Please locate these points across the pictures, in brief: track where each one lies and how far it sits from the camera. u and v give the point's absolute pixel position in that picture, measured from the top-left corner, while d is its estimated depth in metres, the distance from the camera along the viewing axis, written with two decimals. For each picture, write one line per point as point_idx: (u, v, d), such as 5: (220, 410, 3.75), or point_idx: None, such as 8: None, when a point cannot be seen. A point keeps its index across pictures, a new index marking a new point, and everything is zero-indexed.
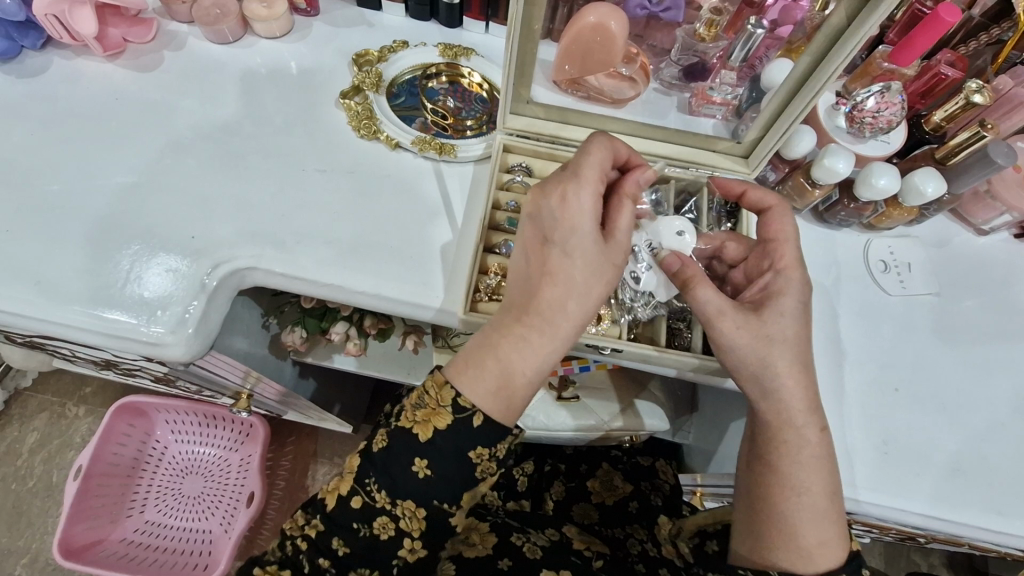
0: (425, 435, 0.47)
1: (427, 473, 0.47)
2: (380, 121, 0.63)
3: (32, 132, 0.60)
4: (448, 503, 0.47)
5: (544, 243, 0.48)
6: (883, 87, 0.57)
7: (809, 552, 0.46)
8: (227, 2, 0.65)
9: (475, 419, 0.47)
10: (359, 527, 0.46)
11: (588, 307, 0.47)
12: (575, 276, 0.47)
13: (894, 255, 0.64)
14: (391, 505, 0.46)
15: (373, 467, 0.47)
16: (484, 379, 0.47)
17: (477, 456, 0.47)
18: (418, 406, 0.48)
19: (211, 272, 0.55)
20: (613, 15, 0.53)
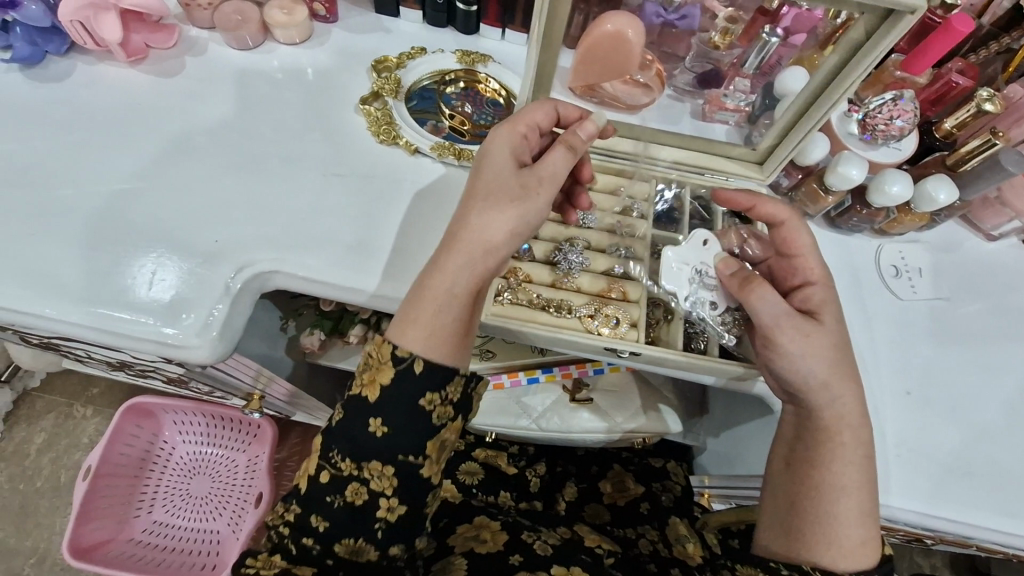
0: (372, 395, 0.47)
1: (384, 431, 0.47)
2: (399, 126, 0.64)
3: (55, 136, 0.61)
4: (413, 456, 0.47)
5: (477, 182, 0.49)
6: (895, 96, 0.58)
7: (847, 550, 0.48)
8: (248, 9, 0.66)
9: (416, 366, 0.46)
10: (332, 499, 0.47)
11: (502, 225, 0.47)
12: (493, 194, 0.48)
13: (905, 261, 0.65)
14: (357, 470, 0.47)
15: (335, 440, 0.48)
16: (419, 323, 0.47)
17: (429, 404, 0.47)
18: (365, 367, 0.48)
19: (235, 276, 0.56)
20: (631, 25, 0.53)
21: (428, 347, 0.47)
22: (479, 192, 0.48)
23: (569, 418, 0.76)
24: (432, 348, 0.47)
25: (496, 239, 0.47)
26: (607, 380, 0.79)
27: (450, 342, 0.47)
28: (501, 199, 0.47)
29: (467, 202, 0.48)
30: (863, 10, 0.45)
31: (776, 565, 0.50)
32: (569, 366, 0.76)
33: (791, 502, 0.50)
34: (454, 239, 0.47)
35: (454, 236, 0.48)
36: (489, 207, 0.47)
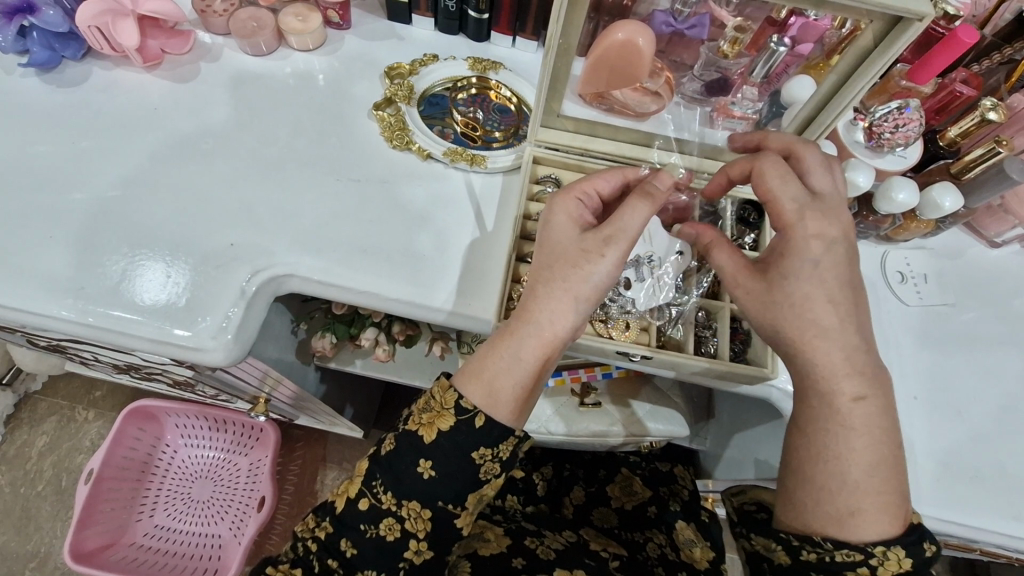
0: (429, 437, 0.48)
1: (431, 473, 0.48)
2: (412, 131, 0.64)
3: (71, 139, 0.61)
4: (452, 504, 0.48)
5: (551, 246, 0.49)
6: (901, 104, 0.59)
7: (837, 517, 0.44)
8: (263, 16, 0.67)
9: (477, 419, 0.47)
10: (365, 528, 0.48)
11: (570, 307, 0.47)
12: (561, 269, 0.47)
13: (910, 266, 0.66)
14: (395, 506, 0.48)
15: (380, 469, 0.49)
16: (485, 378, 0.48)
17: (480, 458, 0.48)
18: (425, 409, 0.49)
19: (251, 279, 0.57)
20: (641, 32, 0.54)
21: (489, 403, 0.47)
22: (553, 262, 0.48)
23: (577, 422, 0.77)
24: (494, 405, 0.47)
25: (564, 309, 0.47)
26: (614, 385, 0.79)
27: (510, 401, 0.48)
28: (574, 269, 0.47)
29: (540, 269, 0.48)
30: (871, 17, 0.46)
31: (786, 535, 0.46)
32: (579, 370, 0.74)
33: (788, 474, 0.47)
34: (525, 308, 0.47)
35: (522, 309, 0.48)
36: (563, 278, 0.47)
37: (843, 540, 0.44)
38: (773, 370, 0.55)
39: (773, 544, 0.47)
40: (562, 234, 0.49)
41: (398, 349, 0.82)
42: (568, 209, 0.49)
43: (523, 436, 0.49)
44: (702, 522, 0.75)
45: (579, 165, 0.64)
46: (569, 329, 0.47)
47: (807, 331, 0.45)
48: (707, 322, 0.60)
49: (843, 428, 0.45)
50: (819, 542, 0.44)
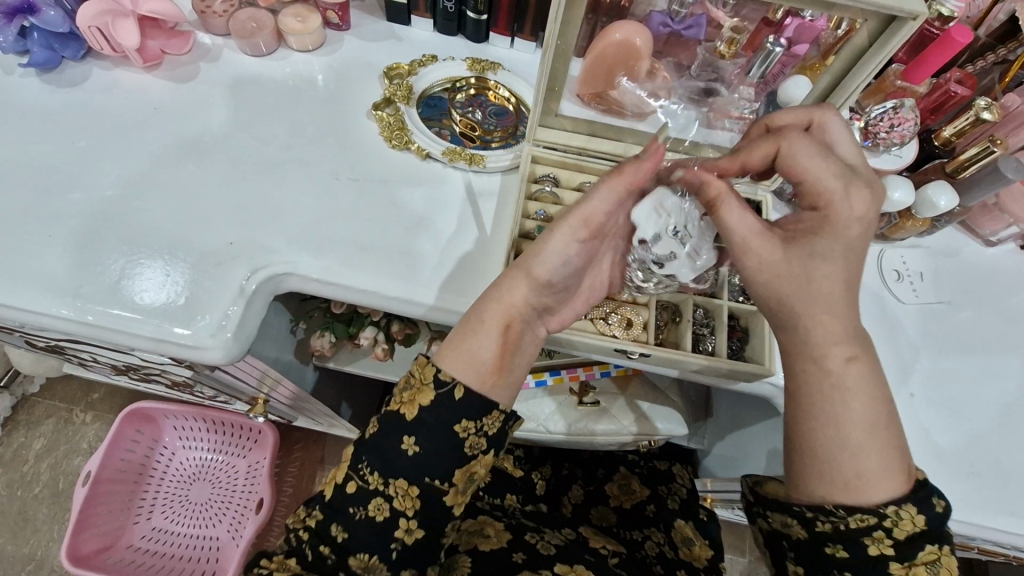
0: (411, 413, 0.48)
1: (415, 449, 0.48)
2: (411, 131, 0.65)
3: (70, 139, 0.62)
4: (440, 481, 0.48)
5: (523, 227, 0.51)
6: (896, 104, 0.59)
7: (849, 482, 0.43)
8: (263, 17, 0.67)
9: (457, 391, 0.47)
10: (355, 511, 0.48)
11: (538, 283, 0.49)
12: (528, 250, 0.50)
13: (907, 265, 0.66)
14: (383, 485, 0.48)
15: (366, 451, 0.49)
16: (463, 349, 0.48)
17: (463, 431, 0.48)
18: (406, 387, 0.49)
19: (250, 277, 0.57)
20: (640, 32, 0.55)
21: (469, 375, 0.48)
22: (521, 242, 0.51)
23: (576, 420, 0.77)
24: (474, 375, 0.48)
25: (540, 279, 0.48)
26: (612, 385, 0.79)
27: (486, 368, 0.48)
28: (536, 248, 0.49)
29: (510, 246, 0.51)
30: (866, 16, 0.46)
31: (800, 509, 0.45)
32: (577, 368, 0.75)
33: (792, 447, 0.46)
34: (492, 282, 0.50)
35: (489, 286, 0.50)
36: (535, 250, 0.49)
37: (856, 504, 0.43)
38: (772, 366, 0.55)
39: (788, 520, 0.46)
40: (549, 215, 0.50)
41: (397, 349, 0.82)
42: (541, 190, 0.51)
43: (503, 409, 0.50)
44: (701, 520, 0.75)
45: (577, 165, 0.64)
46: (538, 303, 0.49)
47: (806, 327, 0.45)
48: (705, 319, 0.61)
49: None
50: (831, 511, 0.44)
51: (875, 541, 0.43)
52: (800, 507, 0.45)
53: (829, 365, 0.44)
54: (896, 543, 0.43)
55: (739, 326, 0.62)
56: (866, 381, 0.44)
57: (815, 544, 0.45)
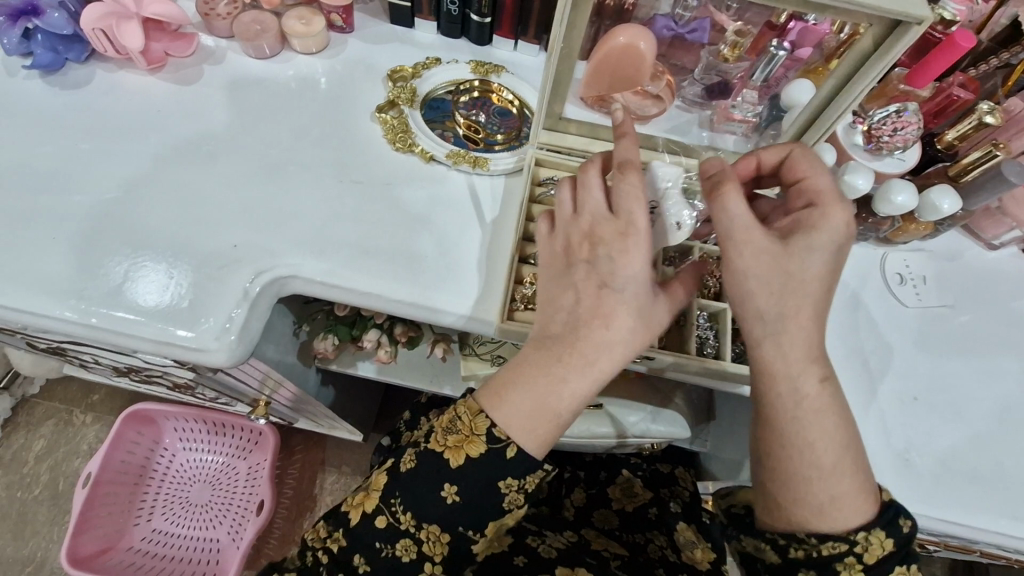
0: (456, 462, 0.48)
1: (454, 498, 0.48)
2: (415, 134, 0.65)
3: (74, 142, 0.62)
4: (471, 530, 0.49)
5: (569, 273, 0.48)
6: (898, 108, 0.60)
7: (821, 510, 0.45)
8: (267, 19, 0.67)
9: (509, 450, 0.47)
10: (382, 546, 0.49)
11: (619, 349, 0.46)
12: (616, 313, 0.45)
13: (909, 269, 0.66)
14: (414, 528, 0.49)
15: (400, 487, 0.49)
16: (518, 409, 0.47)
17: (506, 487, 0.48)
18: (450, 430, 0.49)
19: (254, 279, 0.57)
20: (643, 37, 0.54)
21: (523, 435, 0.47)
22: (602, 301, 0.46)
23: (579, 424, 0.76)
24: (528, 436, 0.47)
25: (616, 340, 0.46)
26: (615, 387, 0.79)
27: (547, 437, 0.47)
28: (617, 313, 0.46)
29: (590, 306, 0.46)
30: (871, 20, 0.46)
31: (772, 535, 0.48)
32: None
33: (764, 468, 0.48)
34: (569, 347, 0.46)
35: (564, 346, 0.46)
36: (599, 307, 0.46)
37: (826, 531, 0.46)
38: None
39: (762, 545, 0.49)
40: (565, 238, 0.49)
41: (400, 351, 0.82)
42: (588, 233, 0.48)
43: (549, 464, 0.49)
44: (703, 523, 0.75)
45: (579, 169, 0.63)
46: (618, 363, 0.46)
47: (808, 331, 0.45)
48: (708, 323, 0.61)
49: (837, 426, 0.46)
50: (804, 539, 0.46)
51: (846, 567, 0.45)
52: (773, 533, 0.48)
53: (807, 386, 0.46)
54: (866, 568, 0.45)
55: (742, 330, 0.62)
56: (839, 404, 0.46)
57: (788, 569, 0.47)
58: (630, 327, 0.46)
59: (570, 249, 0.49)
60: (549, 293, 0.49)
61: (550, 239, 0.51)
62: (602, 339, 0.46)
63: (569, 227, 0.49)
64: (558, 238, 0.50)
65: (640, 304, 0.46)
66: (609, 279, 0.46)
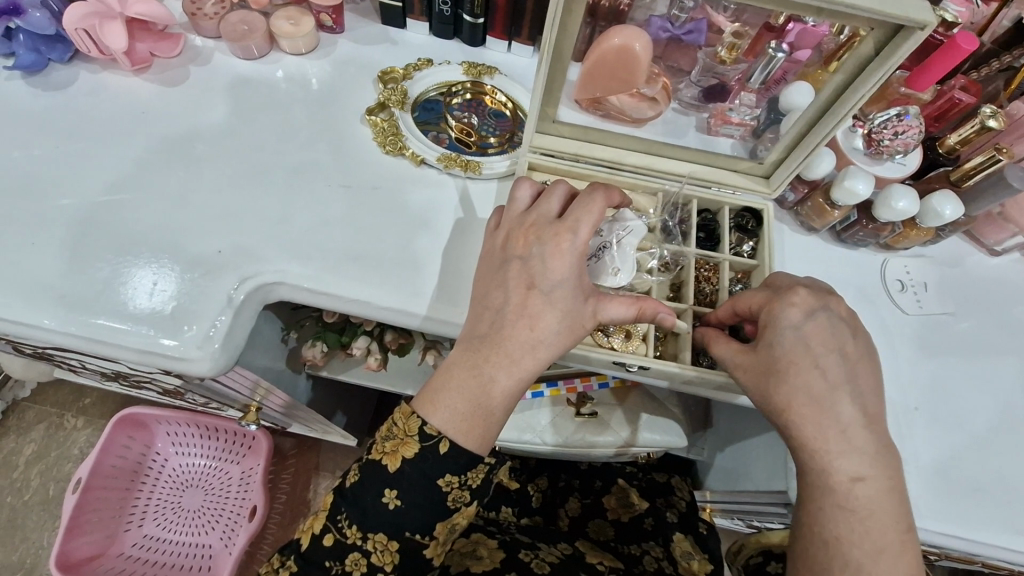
0: (393, 466, 0.46)
1: (396, 503, 0.46)
2: (405, 137, 0.64)
3: (57, 145, 0.60)
4: (420, 534, 0.47)
5: (503, 272, 0.49)
6: (900, 111, 0.58)
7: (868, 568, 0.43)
8: (254, 19, 0.66)
9: (441, 446, 0.46)
10: (331, 565, 0.46)
11: (554, 346, 0.47)
12: (554, 320, 0.47)
13: (910, 275, 0.65)
14: (362, 540, 0.46)
15: (345, 502, 0.47)
16: (451, 405, 0.46)
17: (446, 485, 0.46)
18: (387, 437, 0.47)
19: (238, 286, 0.55)
20: (637, 38, 0.54)
21: (456, 428, 0.46)
22: (529, 297, 0.47)
23: (572, 432, 0.75)
24: (460, 432, 0.46)
25: (539, 340, 0.47)
26: (611, 395, 0.77)
27: (483, 435, 0.46)
28: (548, 306, 0.47)
29: (517, 305, 0.47)
30: (872, 25, 0.44)
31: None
32: (574, 379, 0.74)
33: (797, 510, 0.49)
34: (497, 335, 0.47)
35: (494, 342, 0.47)
36: (527, 307, 0.47)
37: None
38: None
39: None
40: (545, 244, 0.48)
41: (390, 358, 0.81)
42: (526, 232, 0.49)
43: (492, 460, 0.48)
44: (700, 534, 0.74)
45: (571, 172, 0.62)
46: (544, 362, 0.47)
47: None
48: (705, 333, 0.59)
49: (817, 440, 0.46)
50: None
51: None
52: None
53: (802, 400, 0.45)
54: None
55: None
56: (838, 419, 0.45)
57: None
58: (554, 331, 0.47)
59: (508, 246, 0.50)
60: (484, 287, 0.50)
61: (493, 235, 0.52)
62: (527, 340, 0.47)
63: (513, 224, 0.51)
64: (501, 233, 0.51)
65: (570, 307, 0.47)
66: (539, 279, 0.47)
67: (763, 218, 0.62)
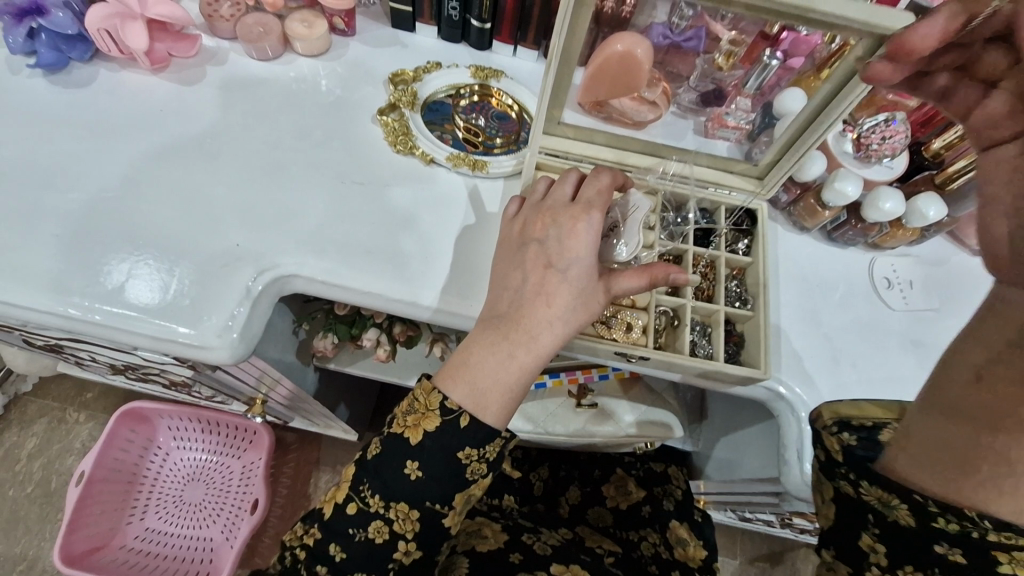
0: (415, 438, 0.49)
1: (418, 474, 0.48)
2: (416, 136, 0.66)
3: (78, 139, 0.62)
4: (440, 504, 0.49)
5: (521, 253, 0.52)
6: (887, 117, 0.62)
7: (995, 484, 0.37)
8: (270, 21, 0.68)
9: (462, 420, 0.48)
10: (354, 532, 0.48)
11: (570, 328, 0.50)
12: (569, 300, 0.49)
13: (896, 273, 0.67)
14: (384, 509, 0.48)
15: (368, 474, 0.49)
16: (470, 380, 0.49)
17: (466, 457, 0.49)
18: (409, 411, 0.50)
19: (256, 279, 0.58)
20: (640, 44, 0.56)
21: (473, 401, 0.48)
22: (547, 280, 0.50)
23: (573, 421, 0.78)
24: (479, 405, 0.48)
25: (555, 316, 0.49)
26: (612, 386, 0.79)
27: (501, 408, 0.49)
28: (564, 284, 0.49)
29: (534, 291, 0.50)
30: (861, 34, 0.47)
31: (922, 500, 0.39)
32: (576, 371, 0.75)
33: (969, 389, 0.39)
34: (516, 313, 0.50)
35: (512, 321, 0.50)
36: (544, 286, 0.50)
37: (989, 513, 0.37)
38: (767, 370, 0.57)
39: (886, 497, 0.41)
40: (562, 227, 0.51)
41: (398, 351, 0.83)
42: (543, 216, 0.52)
43: (509, 435, 0.50)
44: (696, 521, 0.76)
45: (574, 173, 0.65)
46: (558, 338, 0.49)
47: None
48: (704, 325, 0.62)
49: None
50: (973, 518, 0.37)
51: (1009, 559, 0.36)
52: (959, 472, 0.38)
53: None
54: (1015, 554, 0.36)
55: (735, 331, 0.63)
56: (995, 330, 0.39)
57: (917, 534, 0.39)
58: (570, 307, 0.49)
59: (525, 230, 0.53)
60: (501, 271, 0.53)
61: (510, 222, 0.55)
62: (544, 317, 0.49)
63: (529, 211, 0.54)
64: (517, 221, 0.54)
65: (584, 285, 0.50)
66: (555, 259, 0.50)
67: (758, 218, 0.66)
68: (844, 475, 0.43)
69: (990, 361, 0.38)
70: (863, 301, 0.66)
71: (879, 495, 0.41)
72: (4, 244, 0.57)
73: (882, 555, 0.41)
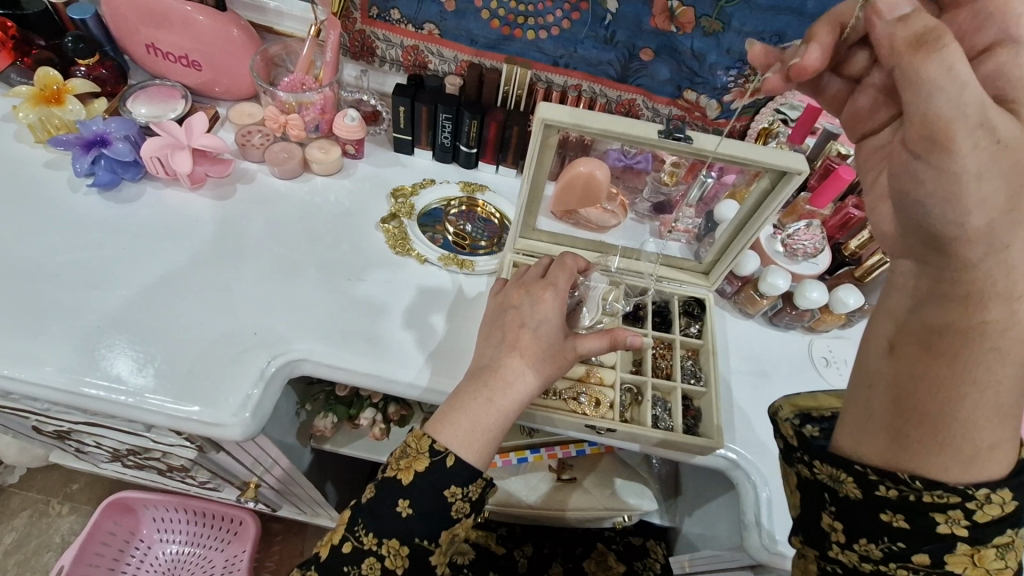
0: (406, 479, 0.54)
1: (408, 511, 0.54)
2: (412, 241, 0.78)
3: (119, 244, 0.72)
4: (428, 540, 0.54)
5: (499, 318, 0.61)
6: (807, 224, 0.75)
7: (980, 455, 0.42)
8: (292, 147, 0.81)
9: (448, 459, 0.54)
10: (348, 569, 0.53)
11: (539, 379, 0.57)
12: (539, 350, 0.58)
13: (833, 353, 0.76)
14: (377, 545, 0.53)
15: (363, 514, 0.54)
16: (456, 425, 0.54)
17: (451, 495, 0.54)
18: (402, 455, 0.55)
19: (271, 361, 0.66)
20: (599, 167, 0.69)
21: (461, 445, 0.54)
22: (521, 338, 0.58)
23: (552, 495, 0.84)
24: (464, 446, 0.54)
25: (528, 365, 0.57)
26: (586, 461, 0.87)
27: (483, 451, 0.55)
28: (540, 346, 0.58)
29: (508, 346, 0.58)
30: (764, 171, 0.61)
31: (862, 469, 0.45)
32: (555, 447, 0.81)
33: (885, 358, 0.46)
34: (495, 371, 0.57)
35: (492, 370, 0.57)
36: (518, 341, 0.58)
37: (934, 478, 0.42)
38: (717, 439, 0.65)
39: (840, 475, 0.46)
40: (534, 296, 0.61)
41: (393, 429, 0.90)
42: (520, 289, 0.62)
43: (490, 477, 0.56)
44: None
45: None
46: (531, 385, 0.57)
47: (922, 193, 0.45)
48: (663, 400, 0.70)
49: (984, 293, 0.42)
50: (906, 480, 0.43)
51: (949, 520, 0.42)
52: (879, 433, 0.45)
53: (968, 256, 0.42)
54: (971, 524, 0.42)
55: (692, 406, 0.71)
56: (908, 305, 0.46)
57: (868, 503, 0.45)
58: (539, 358, 0.57)
59: (505, 300, 0.62)
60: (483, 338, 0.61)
61: (493, 296, 0.64)
62: (519, 367, 0.57)
63: (510, 287, 0.63)
64: (498, 297, 0.63)
65: (552, 342, 0.58)
66: (528, 320, 0.59)
67: (705, 305, 0.76)
68: (800, 458, 0.50)
69: (896, 333, 0.46)
70: (806, 378, 0.74)
71: (830, 473, 0.47)
72: (44, 331, 0.65)
73: (841, 532, 0.46)
